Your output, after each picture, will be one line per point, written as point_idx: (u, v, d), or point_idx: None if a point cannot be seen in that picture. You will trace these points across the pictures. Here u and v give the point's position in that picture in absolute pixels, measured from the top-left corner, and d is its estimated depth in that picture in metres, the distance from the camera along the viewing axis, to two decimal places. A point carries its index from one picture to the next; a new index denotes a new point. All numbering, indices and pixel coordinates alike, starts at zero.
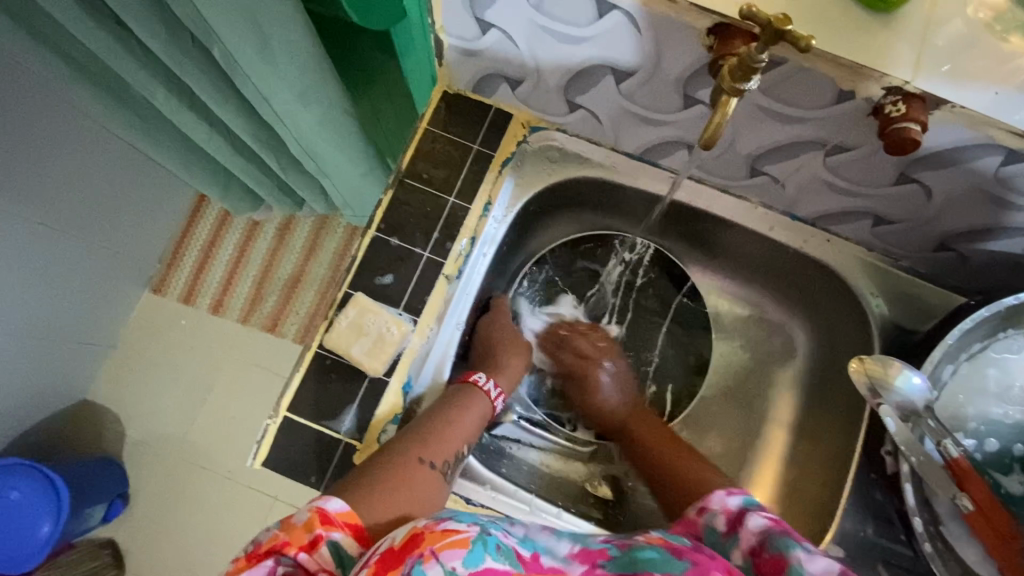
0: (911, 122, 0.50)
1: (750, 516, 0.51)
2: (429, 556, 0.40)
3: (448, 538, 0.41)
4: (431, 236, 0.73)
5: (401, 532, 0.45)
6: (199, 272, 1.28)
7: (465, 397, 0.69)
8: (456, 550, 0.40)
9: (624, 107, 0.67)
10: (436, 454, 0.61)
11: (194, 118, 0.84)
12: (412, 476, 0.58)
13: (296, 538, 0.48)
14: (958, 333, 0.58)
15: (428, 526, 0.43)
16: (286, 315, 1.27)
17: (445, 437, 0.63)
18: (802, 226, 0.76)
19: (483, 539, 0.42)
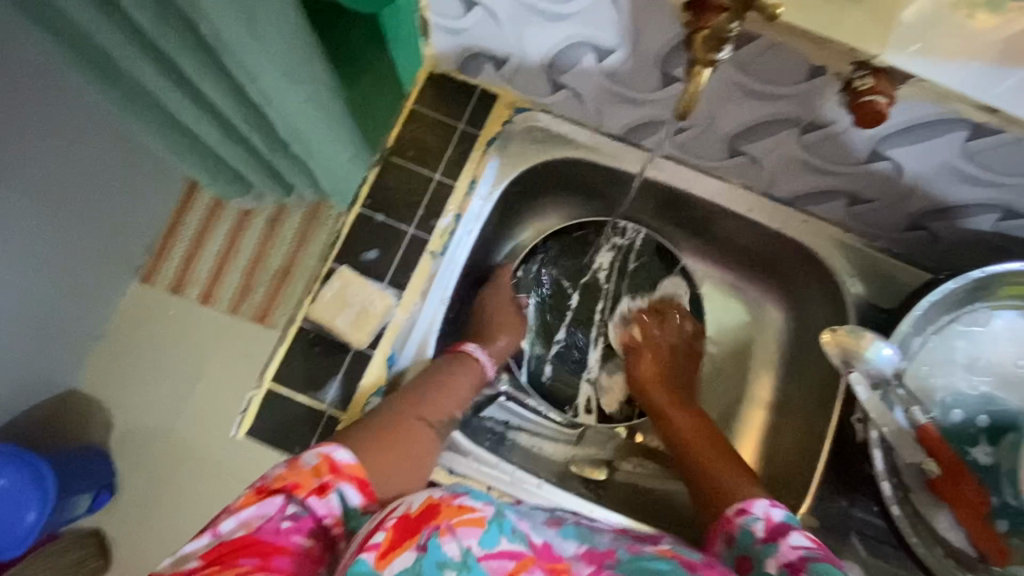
0: (877, 95, 0.51)
1: (808, 561, 0.50)
2: (446, 530, 0.46)
3: (464, 516, 0.47)
4: (416, 213, 0.75)
5: (418, 500, 0.50)
6: (189, 262, 1.20)
7: (458, 362, 0.71)
8: (472, 529, 0.46)
9: (606, 88, 0.69)
10: (431, 414, 0.65)
11: (182, 98, 0.84)
12: (410, 435, 0.61)
13: (307, 486, 0.51)
14: (923, 306, 0.60)
15: (445, 500, 0.49)
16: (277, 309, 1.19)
17: (439, 398, 0.66)
18: (779, 207, 0.78)
19: (497, 521, 0.48)
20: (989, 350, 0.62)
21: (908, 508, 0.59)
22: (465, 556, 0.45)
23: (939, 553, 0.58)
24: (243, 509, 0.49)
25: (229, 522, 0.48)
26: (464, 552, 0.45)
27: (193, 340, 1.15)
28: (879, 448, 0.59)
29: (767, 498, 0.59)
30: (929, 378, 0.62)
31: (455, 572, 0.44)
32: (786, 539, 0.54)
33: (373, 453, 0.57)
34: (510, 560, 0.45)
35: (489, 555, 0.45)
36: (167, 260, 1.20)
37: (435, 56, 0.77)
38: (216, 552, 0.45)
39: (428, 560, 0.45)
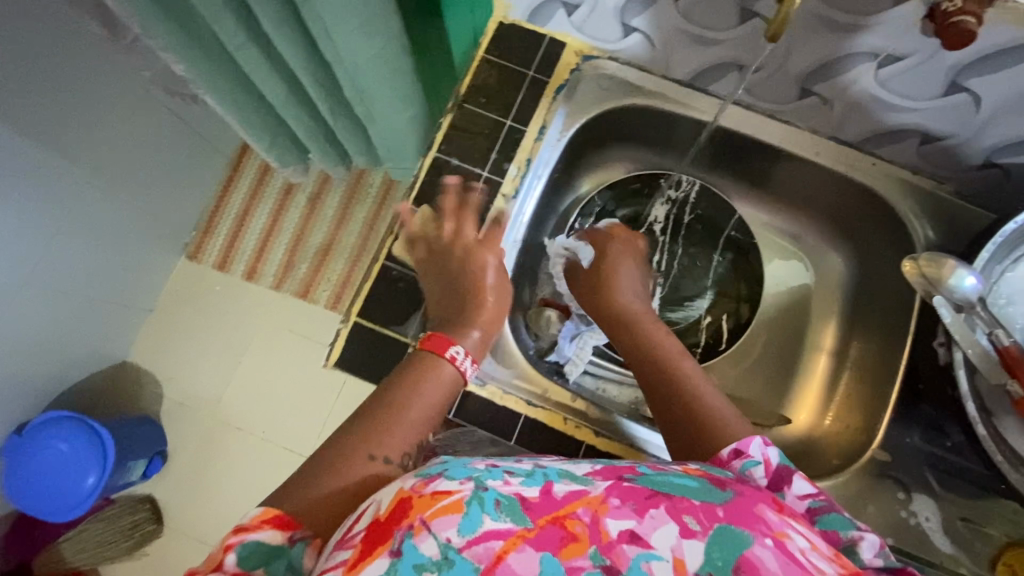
0: (966, 15, 0.52)
1: (793, 477, 0.46)
2: (420, 527, 0.36)
3: (438, 506, 0.37)
4: (489, 156, 0.77)
5: (388, 498, 0.40)
6: (233, 241, 1.35)
7: (429, 364, 0.57)
8: (449, 517, 0.36)
9: (680, 29, 0.70)
10: (390, 445, 0.50)
11: (258, 55, 0.88)
12: (352, 475, 0.48)
13: (207, 562, 0.42)
14: (1003, 233, 0.60)
15: (416, 490, 0.39)
16: (318, 281, 1.33)
17: (401, 419, 0.52)
18: (847, 150, 0.78)
19: (478, 497, 0.37)
20: None
21: (993, 429, 0.59)
22: (446, 552, 0.35)
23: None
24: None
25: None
26: (445, 547, 0.36)
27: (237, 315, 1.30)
28: (961, 368, 0.60)
29: (760, 436, 0.49)
30: (1010, 306, 0.63)
31: (436, 574, 0.35)
32: (790, 488, 0.46)
33: (290, 502, 0.45)
34: (500, 539, 0.36)
35: (473, 542, 0.36)
36: (213, 239, 1.35)
37: (506, 6, 0.79)
38: None
39: (405, 564, 0.35)
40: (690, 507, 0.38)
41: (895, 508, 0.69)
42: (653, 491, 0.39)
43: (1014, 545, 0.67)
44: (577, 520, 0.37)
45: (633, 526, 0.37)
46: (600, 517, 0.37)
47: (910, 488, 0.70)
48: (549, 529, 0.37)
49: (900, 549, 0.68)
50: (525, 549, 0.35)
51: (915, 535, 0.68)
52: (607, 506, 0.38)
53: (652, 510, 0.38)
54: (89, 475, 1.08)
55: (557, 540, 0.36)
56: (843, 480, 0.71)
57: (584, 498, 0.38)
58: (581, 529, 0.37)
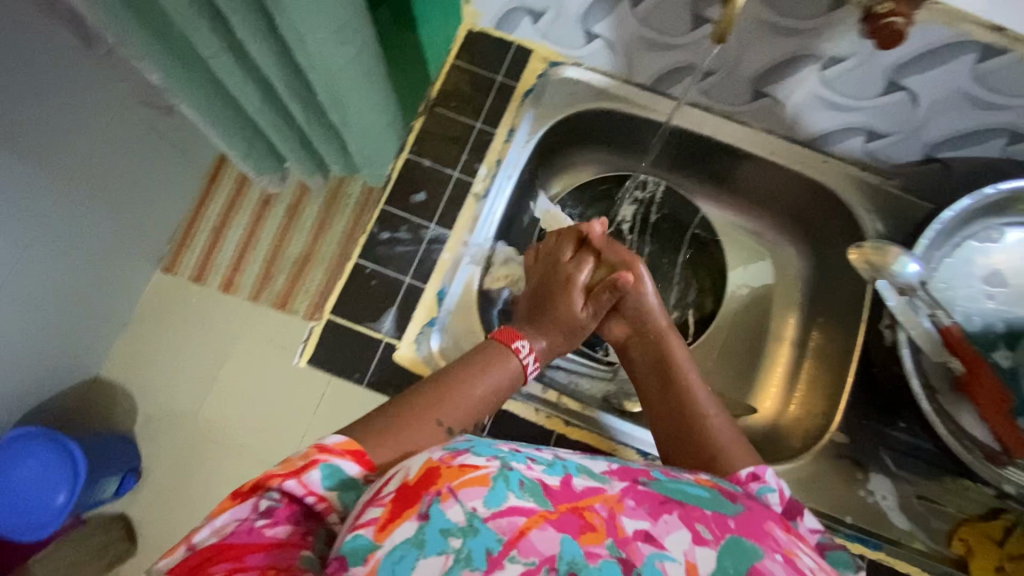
0: (894, 17, 0.56)
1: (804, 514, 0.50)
2: (449, 494, 0.39)
3: (467, 476, 0.40)
4: (460, 158, 0.80)
5: (416, 465, 0.42)
6: (210, 249, 1.24)
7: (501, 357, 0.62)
8: (477, 489, 0.39)
9: (638, 34, 0.74)
10: (454, 421, 0.55)
11: (232, 62, 0.89)
12: (423, 435, 0.52)
13: (289, 471, 0.45)
14: (943, 222, 0.64)
15: (445, 461, 0.41)
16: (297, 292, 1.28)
17: (466, 403, 0.57)
18: (800, 148, 0.82)
19: (505, 476, 0.40)
20: (1005, 261, 0.67)
21: (937, 405, 0.63)
22: (472, 520, 0.38)
23: (966, 444, 0.63)
24: (218, 517, 0.43)
25: (204, 531, 0.43)
26: (470, 515, 0.38)
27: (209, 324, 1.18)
28: (905, 348, 0.64)
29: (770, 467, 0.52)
30: (948, 290, 0.67)
31: (460, 539, 0.37)
32: (802, 520, 0.50)
33: (378, 439, 0.50)
34: (524, 516, 0.38)
35: (498, 515, 0.38)
36: (188, 251, 1.24)
37: (474, 14, 0.82)
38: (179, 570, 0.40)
39: (433, 528, 0.38)
40: (702, 517, 0.41)
41: (855, 487, 0.72)
42: (666, 497, 0.42)
43: (965, 519, 0.71)
44: (596, 513, 0.40)
45: (646, 526, 0.40)
46: (616, 513, 0.40)
47: (867, 467, 0.73)
48: (568, 516, 0.39)
49: (859, 528, 0.71)
50: (547, 529, 0.38)
51: (873, 514, 0.71)
52: (624, 505, 0.41)
53: (665, 515, 0.41)
54: (59, 493, 0.97)
55: (575, 527, 0.39)
56: (804, 463, 0.74)
57: (602, 495, 0.41)
58: (598, 521, 0.40)
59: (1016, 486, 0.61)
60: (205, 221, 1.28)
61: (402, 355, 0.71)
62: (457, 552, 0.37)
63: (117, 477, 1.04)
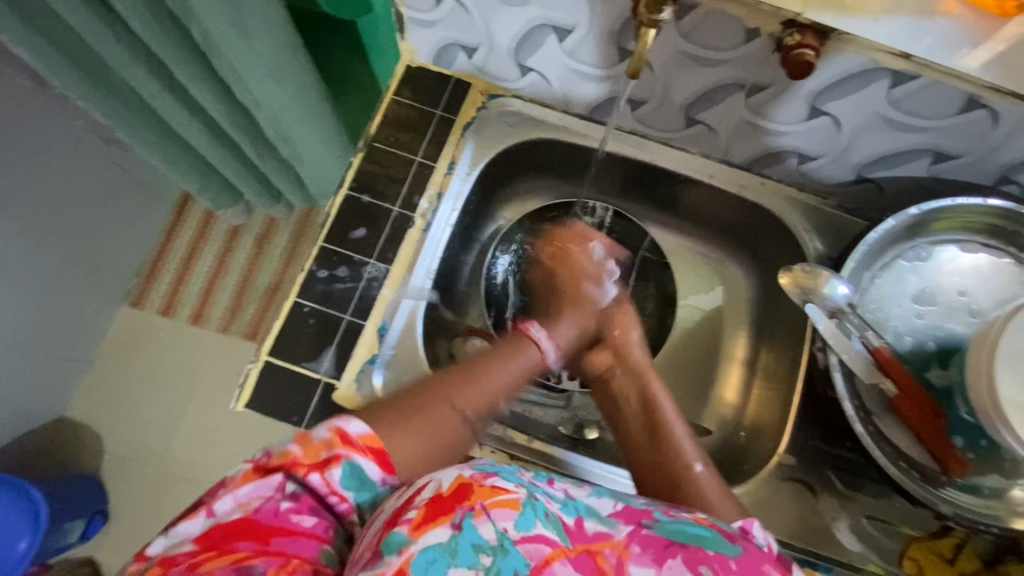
0: (805, 48, 0.58)
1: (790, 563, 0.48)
2: (480, 511, 0.42)
3: (497, 498, 0.43)
4: (400, 192, 0.80)
5: (448, 477, 0.45)
6: (177, 286, 1.46)
7: (517, 345, 0.66)
8: (506, 511, 0.42)
9: (569, 67, 0.75)
10: (465, 401, 0.57)
11: (175, 104, 0.89)
12: (437, 417, 0.54)
13: (312, 459, 0.47)
14: (868, 243, 0.67)
15: (476, 479, 0.44)
16: (264, 322, 1.43)
17: (481, 388, 0.59)
18: (739, 171, 0.83)
19: (532, 504, 0.44)
20: (934, 281, 0.68)
21: (871, 427, 0.63)
22: (501, 540, 0.41)
23: (902, 465, 0.63)
24: (240, 489, 0.45)
25: (226, 501, 0.44)
26: (501, 535, 0.41)
27: (179, 354, 1.39)
28: (838, 371, 0.64)
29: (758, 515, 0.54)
30: (879, 310, 0.68)
31: (490, 556, 0.40)
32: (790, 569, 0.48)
33: (395, 426, 0.51)
34: (549, 546, 0.41)
35: (526, 539, 0.41)
36: (155, 288, 1.46)
37: (411, 50, 0.83)
38: (212, 539, 0.42)
39: (465, 541, 0.41)
40: (705, 558, 0.43)
41: (804, 511, 0.72)
42: (670, 541, 0.44)
43: (916, 538, 0.70)
44: (606, 558, 0.42)
45: (652, 574, 0.42)
46: (624, 560, 0.42)
47: (818, 490, 0.72)
48: (584, 557, 0.42)
49: (810, 551, 0.70)
50: (566, 564, 0.41)
51: (825, 536, 0.71)
52: (630, 552, 0.43)
53: (670, 561, 0.42)
54: (20, 540, 1.14)
55: (589, 567, 0.42)
56: (753, 486, 0.74)
57: (611, 541, 0.44)
58: (607, 566, 0.42)
59: (951, 508, 0.61)
60: (173, 253, 1.49)
61: (340, 397, 0.70)
62: (487, 569, 0.39)
63: (84, 520, 1.23)
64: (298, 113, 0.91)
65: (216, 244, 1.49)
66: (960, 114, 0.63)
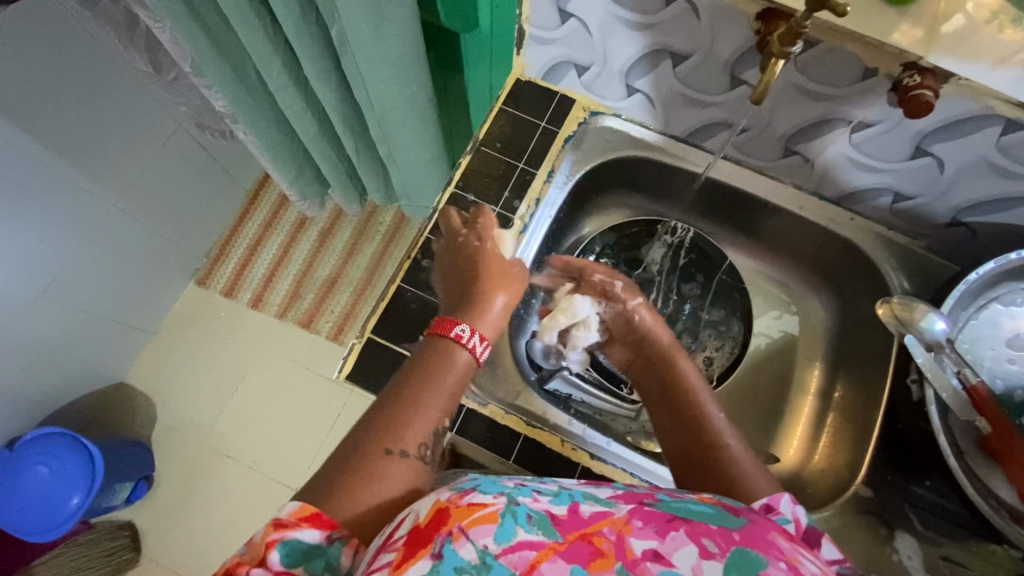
0: (925, 89, 0.61)
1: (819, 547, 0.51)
2: (459, 534, 0.43)
3: (475, 515, 0.44)
4: (501, 194, 0.85)
5: (424, 508, 0.47)
6: (242, 269, 1.54)
7: (441, 355, 0.62)
8: (485, 526, 0.43)
9: (677, 91, 0.79)
10: (398, 440, 0.56)
11: (294, 94, 0.96)
12: (376, 470, 0.54)
13: (257, 552, 0.49)
14: (969, 281, 0.67)
15: (452, 502, 0.46)
16: (321, 313, 1.49)
17: (413, 418, 0.58)
18: (828, 205, 0.85)
19: (511, 512, 0.44)
20: None
21: (963, 463, 0.64)
22: (483, 557, 0.42)
23: (994, 505, 0.63)
24: None
25: None
26: (483, 552, 0.42)
27: (242, 334, 1.48)
28: (933, 406, 0.65)
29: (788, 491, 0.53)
30: (974, 350, 0.68)
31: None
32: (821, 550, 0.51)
33: (336, 497, 0.52)
34: (534, 549, 0.42)
35: (508, 550, 0.42)
36: (222, 268, 1.54)
37: (523, 64, 0.89)
38: None
39: (446, 566, 0.42)
40: (707, 531, 0.43)
41: (879, 546, 0.71)
42: (672, 515, 0.45)
43: None
44: (604, 538, 0.43)
45: (654, 545, 0.42)
46: (625, 536, 0.43)
47: (893, 526, 0.72)
48: (578, 545, 0.43)
49: None
50: (557, 561, 0.41)
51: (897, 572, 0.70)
52: (631, 527, 0.43)
53: (672, 533, 0.43)
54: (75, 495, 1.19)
55: (585, 555, 0.42)
56: (827, 515, 0.74)
57: (608, 519, 0.44)
58: (607, 546, 0.42)
59: None
60: (242, 237, 1.57)
61: None
62: None
63: (131, 484, 1.30)
64: (405, 115, 0.97)
65: (285, 231, 1.57)
66: None
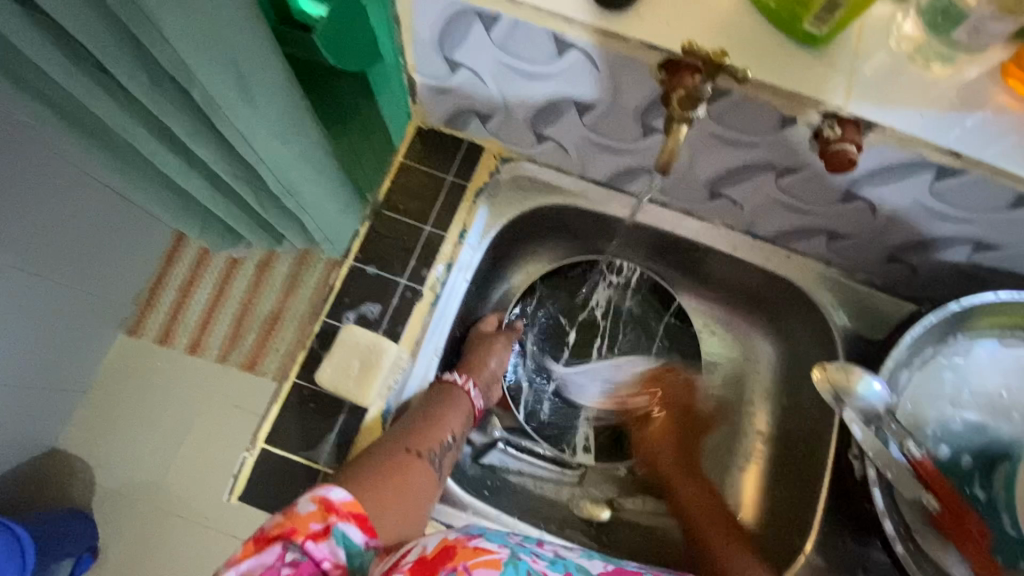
0: (846, 143, 0.54)
1: None
2: (463, 570, 0.52)
3: (479, 558, 0.53)
4: (408, 263, 0.76)
5: (433, 542, 0.55)
6: (175, 315, 1.34)
7: (445, 390, 0.72)
8: (489, 569, 0.52)
9: (588, 138, 0.72)
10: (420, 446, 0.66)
11: (171, 156, 0.85)
12: (400, 470, 0.63)
13: (305, 527, 0.54)
14: (908, 339, 0.61)
15: (460, 542, 0.55)
16: (264, 355, 1.32)
17: (429, 429, 0.67)
18: (762, 244, 0.80)
19: (513, 562, 0.54)
20: (973, 382, 0.64)
21: (910, 545, 0.59)
22: None
23: None
24: (245, 561, 0.53)
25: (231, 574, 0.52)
26: None
27: (179, 386, 1.30)
28: (876, 484, 0.60)
29: None
30: (918, 410, 0.63)
31: None
32: None
33: (368, 494, 0.60)
34: None
35: None
36: (154, 314, 1.34)
37: (422, 112, 0.80)
38: None
39: None
40: None
41: None
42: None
43: None
44: None
45: None
46: None
47: None
48: None
49: None
50: None
51: None
52: None
53: None
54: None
55: None
56: None
57: None
58: None
59: None
60: (172, 280, 1.37)
61: None
62: None
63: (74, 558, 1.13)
64: (303, 172, 0.87)
65: (215, 274, 1.37)
66: (1008, 209, 0.58)
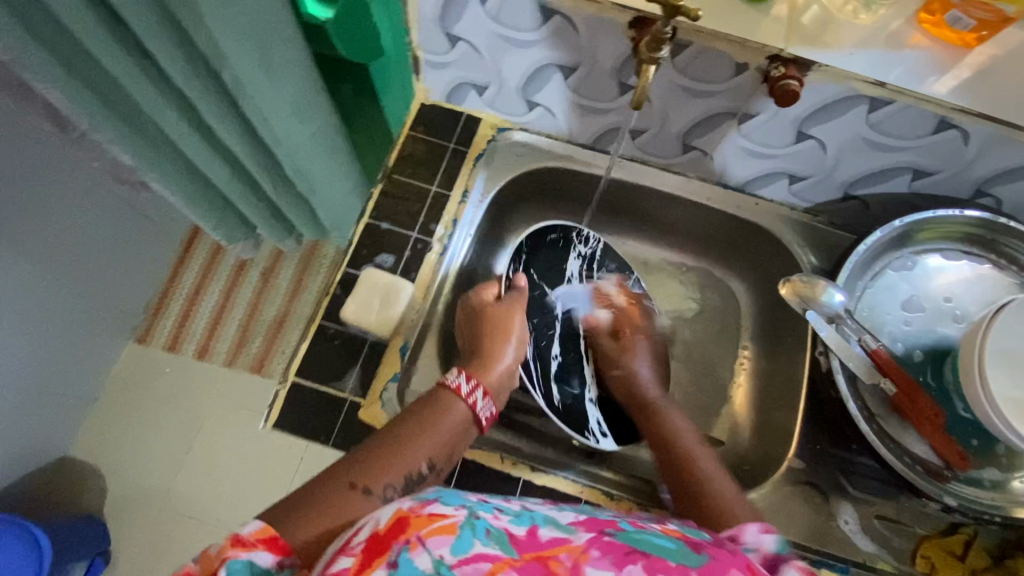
0: (790, 79, 0.64)
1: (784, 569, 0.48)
2: (416, 543, 0.39)
3: (435, 525, 0.40)
4: (417, 219, 0.85)
5: (385, 514, 0.43)
6: (183, 321, 1.31)
7: (436, 408, 0.64)
8: (444, 538, 0.39)
9: (573, 101, 0.81)
10: (378, 478, 0.55)
11: (203, 148, 0.90)
12: (347, 503, 0.52)
13: (208, 571, 0.45)
14: (860, 251, 0.71)
15: (414, 510, 0.42)
16: (272, 355, 1.28)
17: (398, 458, 0.58)
18: (733, 193, 0.89)
19: (471, 524, 0.41)
20: (923, 289, 0.73)
21: (874, 425, 0.68)
22: (438, 567, 0.38)
23: (909, 462, 0.67)
24: None
25: None
26: (437, 563, 0.38)
27: (185, 388, 1.22)
28: (840, 373, 0.69)
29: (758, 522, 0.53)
30: (871, 316, 0.72)
31: None
32: None
33: (299, 520, 0.50)
34: (489, 561, 0.39)
35: (464, 562, 0.38)
36: (162, 321, 1.32)
37: (425, 89, 0.90)
38: None
39: None
40: (665, 569, 0.40)
41: (817, 513, 0.74)
42: (631, 548, 0.42)
43: (927, 536, 0.72)
44: (560, 562, 0.40)
45: None
46: (580, 563, 0.40)
47: (828, 493, 0.75)
48: (533, 565, 0.39)
49: (825, 553, 0.72)
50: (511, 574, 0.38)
51: (835, 538, 0.73)
52: (588, 555, 0.40)
53: (630, 566, 0.40)
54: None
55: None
56: (765, 492, 0.76)
57: (567, 546, 0.41)
58: (562, 570, 0.39)
59: (956, 499, 0.65)
60: (180, 289, 1.36)
61: (366, 414, 0.73)
62: None
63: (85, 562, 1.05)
64: (316, 149, 0.91)
65: (223, 279, 1.37)
66: (933, 134, 0.69)
